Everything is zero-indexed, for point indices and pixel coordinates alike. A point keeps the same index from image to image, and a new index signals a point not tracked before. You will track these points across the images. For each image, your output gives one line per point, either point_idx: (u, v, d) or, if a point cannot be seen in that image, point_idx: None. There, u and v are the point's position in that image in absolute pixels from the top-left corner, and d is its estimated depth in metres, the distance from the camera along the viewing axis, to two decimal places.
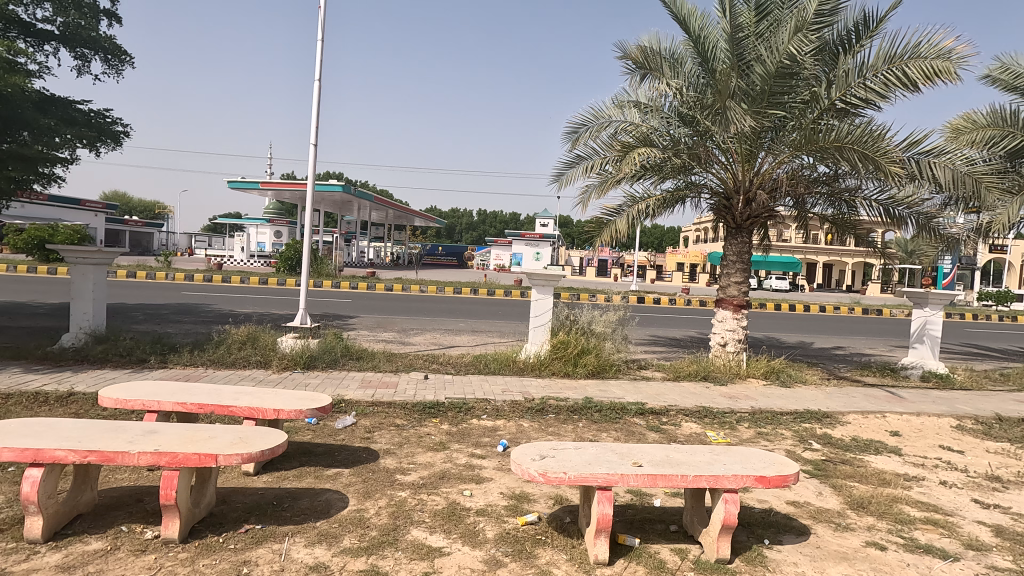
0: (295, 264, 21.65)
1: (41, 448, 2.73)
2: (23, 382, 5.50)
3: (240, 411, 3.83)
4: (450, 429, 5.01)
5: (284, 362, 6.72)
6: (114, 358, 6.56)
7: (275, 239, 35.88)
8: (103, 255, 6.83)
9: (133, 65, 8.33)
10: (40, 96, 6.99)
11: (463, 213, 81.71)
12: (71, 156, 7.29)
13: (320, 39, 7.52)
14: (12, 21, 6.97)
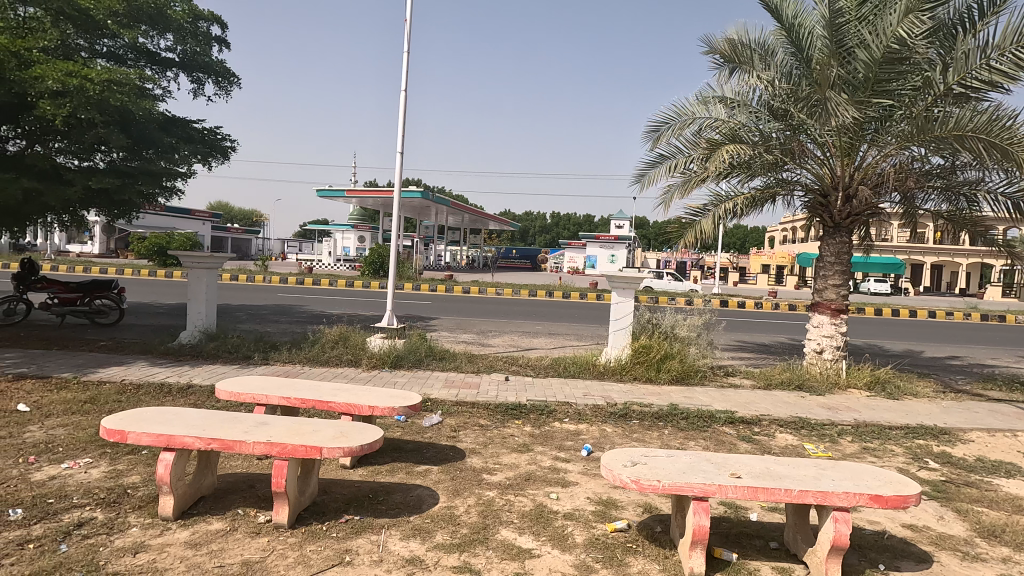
0: (378, 266, 22.75)
1: (173, 435, 3.03)
2: (150, 375, 6.13)
3: (338, 406, 4.06)
4: (533, 431, 5.03)
5: (372, 360, 7.06)
6: (224, 353, 7.16)
7: (358, 244, 37.84)
8: (214, 260, 7.46)
9: (240, 86, 9.08)
10: (164, 118, 7.76)
11: (537, 217, 82.18)
12: (189, 171, 8.01)
13: (406, 52, 7.87)
14: (142, 52, 7.80)
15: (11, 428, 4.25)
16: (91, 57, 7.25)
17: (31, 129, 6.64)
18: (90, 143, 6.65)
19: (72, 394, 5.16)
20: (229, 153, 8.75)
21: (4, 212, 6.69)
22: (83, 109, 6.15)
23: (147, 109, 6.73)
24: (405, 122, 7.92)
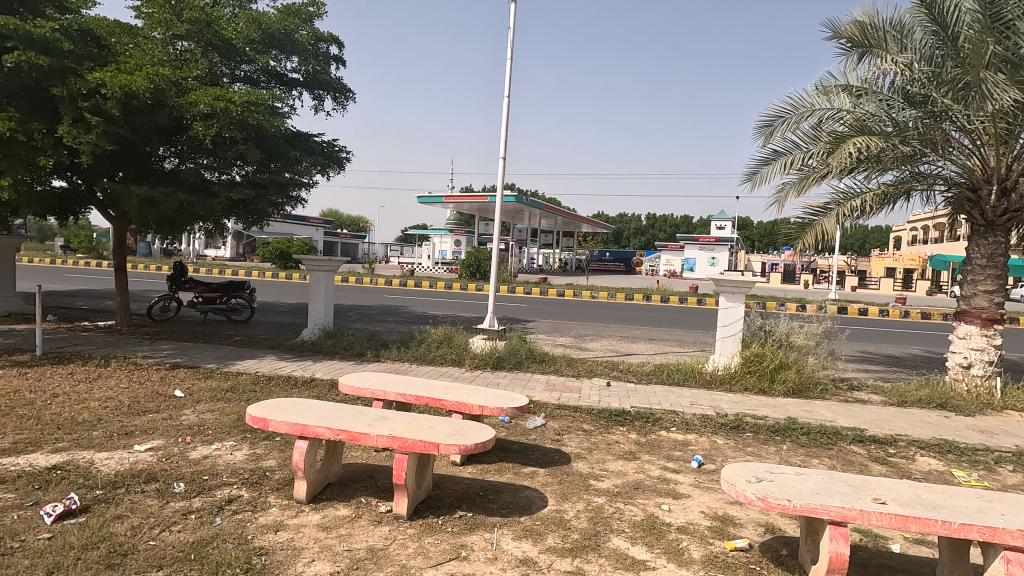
0: (475, 269, 23.38)
1: (307, 425, 3.28)
2: (279, 368, 6.73)
3: (449, 404, 4.20)
4: (639, 439, 4.90)
5: (475, 361, 7.25)
6: (340, 350, 7.69)
7: (455, 247, 39.14)
8: (331, 263, 8.05)
9: (355, 101, 9.73)
10: (291, 133, 8.51)
11: (632, 219, 80.37)
12: (311, 181, 8.72)
13: (509, 58, 8.03)
14: (273, 75, 8.61)
15: (171, 410, 4.84)
16: (232, 82, 8.11)
17: (185, 149, 7.53)
18: (231, 159, 7.41)
19: (216, 383, 5.79)
20: (345, 163, 9.42)
21: (163, 223, 7.61)
22: (227, 128, 6.88)
23: (279, 126, 7.41)
24: (507, 127, 8.07)
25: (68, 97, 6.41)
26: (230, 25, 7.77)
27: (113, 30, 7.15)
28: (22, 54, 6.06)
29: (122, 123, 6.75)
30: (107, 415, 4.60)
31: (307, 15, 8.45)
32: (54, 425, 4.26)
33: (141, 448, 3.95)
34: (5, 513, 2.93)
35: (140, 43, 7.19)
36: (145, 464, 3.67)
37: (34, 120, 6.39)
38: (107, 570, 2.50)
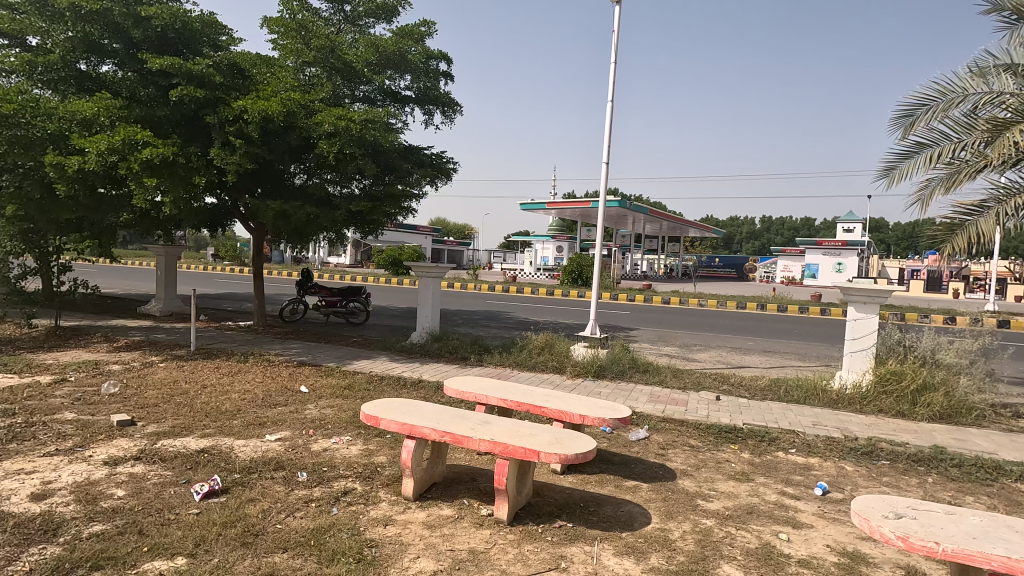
0: (577, 276, 23.28)
1: (414, 425, 3.43)
2: (389, 368, 7.13)
3: (550, 412, 4.19)
4: (752, 459, 4.56)
5: (576, 369, 7.18)
6: (446, 353, 7.99)
7: (557, 254, 39.22)
8: (438, 269, 8.43)
9: (462, 114, 10.11)
10: (403, 147, 9.02)
11: (745, 223, 75.64)
12: (421, 192, 9.17)
13: (613, 62, 7.92)
14: (388, 93, 9.19)
15: (297, 404, 5.31)
16: (352, 102, 8.78)
17: (312, 165, 8.26)
18: (351, 173, 8.00)
19: (336, 381, 6.26)
20: (452, 174, 9.84)
21: (293, 233, 8.39)
22: (348, 145, 7.42)
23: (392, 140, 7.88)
24: (610, 130, 7.94)
25: (218, 123, 7.31)
26: (351, 50, 8.43)
27: (254, 62, 8.03)
28: (184, 88, 7.02)
29: (261, 145, 7.55)
30: (245, 406, 5.15)
31: (419, 35, 8.94)
32: (204, 413, 4.84)
33: (272, 438, 4.36)
34: (164, 488, 3.37)
35: (276, 72, 8.01)
36: (275, 453, 4.04)
37: (192, 145, 7.34)
38: (242, 547, 2.78)
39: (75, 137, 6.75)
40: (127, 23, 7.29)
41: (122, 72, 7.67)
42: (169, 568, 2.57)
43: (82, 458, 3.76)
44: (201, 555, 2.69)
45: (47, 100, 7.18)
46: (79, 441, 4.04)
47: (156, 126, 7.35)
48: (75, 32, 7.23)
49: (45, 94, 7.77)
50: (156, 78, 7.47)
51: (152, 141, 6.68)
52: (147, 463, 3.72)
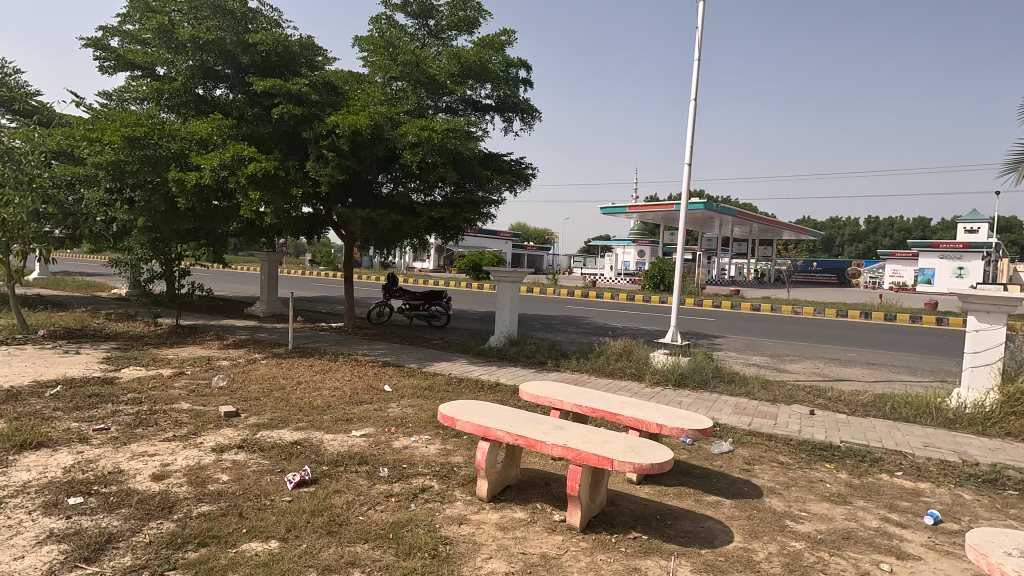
0: (658, 281, 22.63)
1: (489, 427, 3.49)
2: (468, 371, 7.29)
3: (626, 420, 4.10)
4: (851, 480, 4.20)
5: (656, 376, 6.98)
6: (523, 357, 8.05)
7: (638, 258, 38.33)
8: (516, 274, 8.53)
9: (541, 119, 10.16)
10: (483, 155, 9.21)
11: (847, 224, 70.00)
12: (500, 198, 9.32)
13: (696, 59, 7.66)
14: (469, 102, 9.45)
15: (381, 403, 5.57)
16: (436, 113, 9.11)
17: (398, 175, 8.64)
18: (433, 181, 8.29)
19: (417, 381, 6.50)
20: (530, 179, 9.94)
21: (380, 240, 8.82)
22: (430, 155, 7.68)
23: (473, 148, 8.08)
24: (693, 131, 7.67)
25: (314, 138, 7.85)
26: (435, 62, 8.75)
27: (347, 79, 8.56)
28: (284, 107, 7.63)
29: (351, 156, 8.03)
30: (334, 402, 5.48)
31: (499, 44, 9.12)
32: (298, 408, 5.21)
33: (358, 434, 4.60)
34: (261, 475, 3.66)
35: (366, 88, 8.49)
36: (359, 448, 4.27)
37: (290, 159, 7.95)
38: (327, 535, 2.96)
39: (194, 155, 7.53)
40: (238, 50, 8.05)
41: (233, 95, 8.47)
42: (264, 550, 2.79)
43: (194, 444, 4.16)
44: (292, 540, 2.89)
45: (172, 123, 8.08)
46: (192, 429, 4.49)
47: (261, 142, 8.03)
48: (195, 61, 8.09)
49: (170, 117, 8.74)
50: (261, 99, 8.16)
51: (257, 157, 7.30)
52: (248, 452, 4.05)
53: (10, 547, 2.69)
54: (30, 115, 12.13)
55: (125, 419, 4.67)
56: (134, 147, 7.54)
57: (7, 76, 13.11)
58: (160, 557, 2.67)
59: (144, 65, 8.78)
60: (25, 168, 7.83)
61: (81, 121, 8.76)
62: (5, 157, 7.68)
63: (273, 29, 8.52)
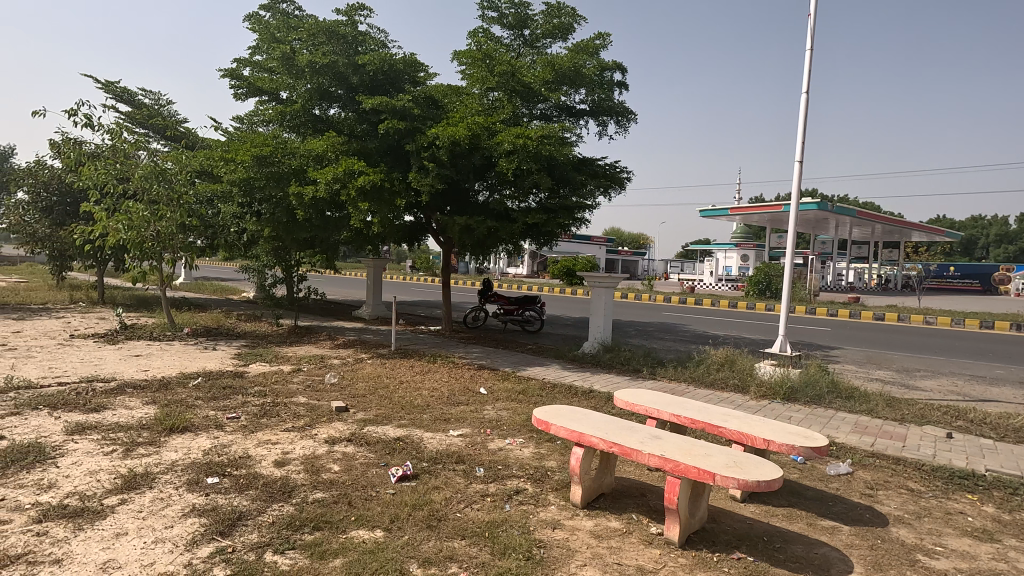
0: (764, 287, 21.27)
1: (583, 433, 3.47)
2: (561, 376, 7.29)
3: (729, 433, 3.89)
4: (999, 515, 3.67)
5: (761, 389, 6.54)
6: (618, 364, 7.89)
7: (741, 263, 36.26)
8: (610, 279, 8.41)
9: (637, 121, 9.97)
10: (577, 160, 9.21)
11: (992, 224, 61.50)
12: (594, 202, 9.27)
13: (808, 49, 7.14)
14: (564, 108, 9.51)
15: (477, 405, 5.72)
16: (530, 120, 9.28)
17: (494, 182, 8.87)
18: (528, 188, 8.42)
19: (511, 385, 6.60)
20: (625, 183, 9.82)
21: (476, 246, 9.09)
22: (525, 162, 7.80)
23: (566, 154, 8.11)
24: (805, 125, 7.14)
25: (416, 150, 8.28)
26: (529, 71, 8.90)
27: (446, 92, 8.93)
28: (390, 122, 8.12)
29: (450, 166, 8.36)
30: (433, 402, 5.71)
31: (594, 48, 9.08)
32: (400, 406, 5.49)
33: (455, 434, 4.76)
34: (368, 468, 3.90)
35: (464, 99, 8.82)
36: (457, 447, 4.41)
37: (395, 171, 8.43)
38: (427, 529, 3.09)
39: (311, 170, 8.22)
40: (349, 71, 8.70)
41: (344, 113, 9.15)
42: (370, 538, 2.97)
43: (310, 435, 4.53)
44: (395, 531, 3.05)
45: (292, 141, 8.88)
46: (308, 421, 4.89)
47: (368, 156, 8.62)
48: (313, 84, 8.84)
49: (291, 136, 9.62)
50: (369, 116, 8.74)
51: (365, 169, 7.81)
52: (355, 445, 4.34)
53: (162, 517, 3.08)
54: (179, 140, 13.89)
55: (252, 410, 5.18)
56: (261, 165, 8.39)
57: (162, 107, 15.11)
58: (281, 536, 2.93)
59: (270, 91, 9.74)
60: (175, 186, 8.99)
61: (219, 143, 9.90)
62: (160, 177, 8.87)
63: (380, 49, 9.10)
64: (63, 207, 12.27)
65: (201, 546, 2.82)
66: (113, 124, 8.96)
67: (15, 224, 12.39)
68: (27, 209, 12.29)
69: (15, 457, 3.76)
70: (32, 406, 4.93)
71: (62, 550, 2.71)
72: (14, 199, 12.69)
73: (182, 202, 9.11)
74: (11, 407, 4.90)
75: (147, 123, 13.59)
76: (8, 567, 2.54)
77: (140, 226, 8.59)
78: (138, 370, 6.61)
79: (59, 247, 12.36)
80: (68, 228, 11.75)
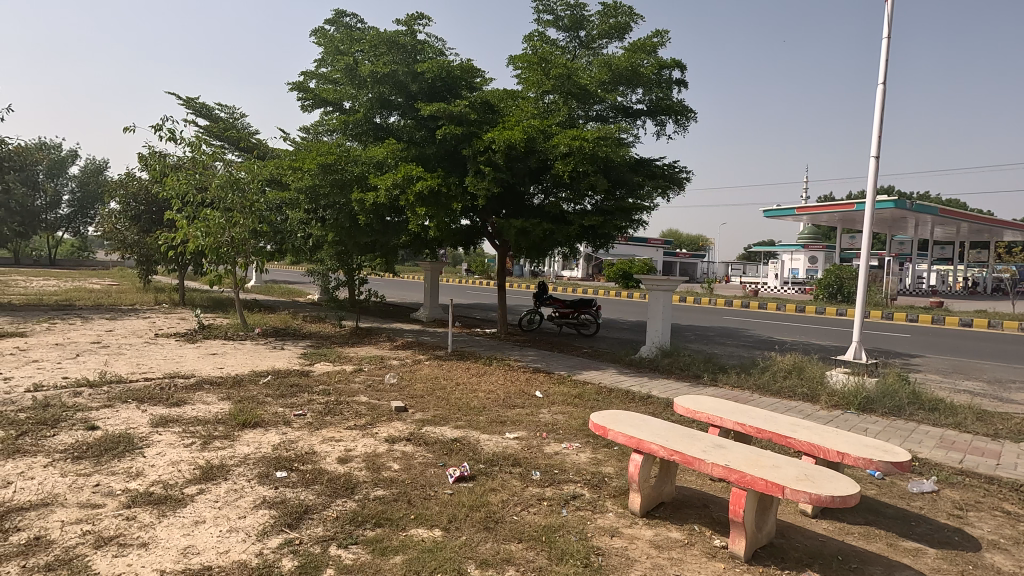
0: (835, 290, 20.13)
1: (642, 439, 3.39)
2: (618, 381, 7.16)
3: (799, 444, 3.70)
4: None
5: (833, 399, 6.18)
6: (676, 370, 7.68)
7: (809, 265, 34.53)
8: (669, 282, 8.20)
9: (696, 120, 9.71)
10: (634, 160, 9.10)
11: None
12: (651, 203, 9.12)
13: (886, 37, 6.72)
14: (620, 108, 9.39)
15: (533, 408, 5.71)
16: (586, 122, 9.24)
17: (550, 185, 8.88)
18: (584, 190, 8.38)
19: (567, 389, 6.55)
20: (684, 183, 9.61)
21: (532, 249, 9.11)
22: (582, 164, 7.77)
23: (623, 155, 8.02)
24: (882, 118, 6.71)
25: (473, 155, 8.40)
26: (585, 73, 8.84)
27: (502, 97, 9.00)
28: (448, 128, 8.27)
29: (506, 170, 8.41)
30: (489, 404, 5.75)
31: (652, 47, 8.90)
32: (456, 407, 5.56)
33: (511, 436, 4.77)
34: (426, 467, 3.97)
35: (520, 103, 8.85)
36: (513, 450, 4.42)
37: (452, 176, 8.59)
38: (485, 530, 3.10)
39: (372, 177, 8.48)
40: (408, 79, 8.95)
41: (404, 121, 9.40)
42: (429, 537, 3.02)
43: (371, 434, 4.66)
44: (453, 531, 3.09)
45: (355, 149, 9.20)
46: (369, 420, 5.03)
47: (427, 162, 8.81)
48: (374, 93, 9.14)
49: (354, 144, 9.97)
50: (427, 122, 8.95)
51: (423, 175, 7.99)
52: (414, 445, 4.43)
53: (236, 508, 3.25)
54: (251, 150, 14.70)
55: (317, 408, 5.40)
56: (326, 173, 8.74)
57: (236, 120, 16.04)
58: (345, 531, 3.02)
59: (334, 101, 10.14)
60: (248, 195, 9.52)
61: (287, 153, 10.38)
62: (234, 187, 9.43)
63: (438, 56, 9.28)
64: (149, 216, 13.25)
65: (270, 537, 2.96)
66: (193, 137, 9.60)
67: (108, 231, 13.50)
68: (118, 218, 13.35)
69: (108, 446, 4.08)
70: (122, 400, 5.33)
71: (147, 534, 2.91)
72: (108, 208, 13.82)
73: (254, 209, 9.65)
74: (104, 399, 5.33)
75: (223, 135, 14.46)
76: (103, 548, 2.75)
77: (216, 232, 9.15)
78: (214, 368, 7.02)
79: (146, 252, 13.35)
80: (153, 235, 12.69)
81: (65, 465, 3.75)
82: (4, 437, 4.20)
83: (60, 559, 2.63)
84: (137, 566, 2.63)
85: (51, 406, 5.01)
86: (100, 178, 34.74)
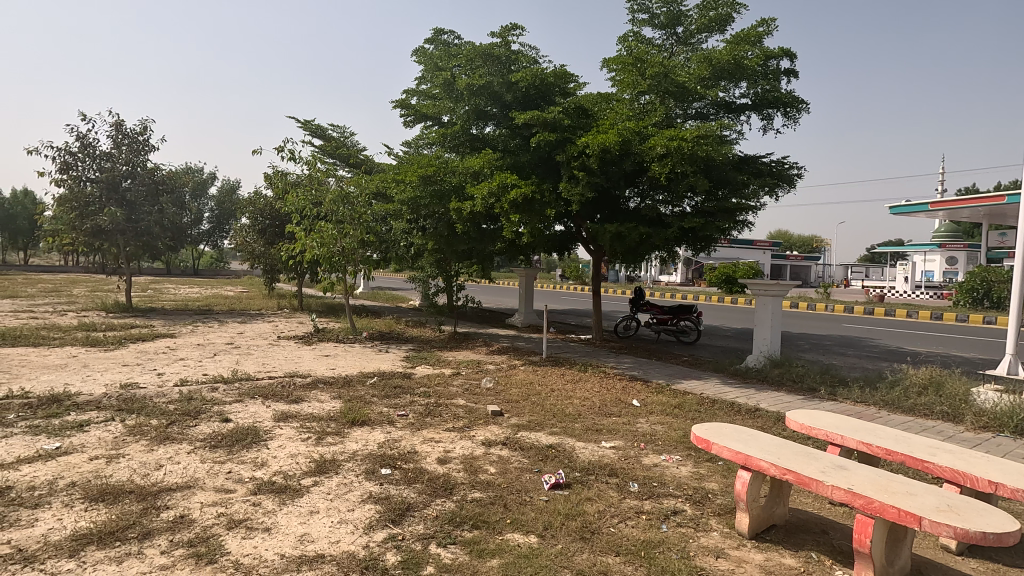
0: (981, 295, 17.67)
1: (749, 455, 3.17)
2: (722, 392, 6.77)
3: (938, 469, 3.26)
4: None
5: (981, 420, 5.39)
6: (788, 381, 7.11)
7: (947, 266, 30.66)
8: (779, 287, 7.63)
9: (809, 110, 9.00)
10: (738, 158, 8.62)
11: None
12: (758, 203, 8.58)
13: None
14: (722, 104, 8.96)
15: (630, 417, 5.55)
16: (685, 121, 8.91)
17: (646, 187, 8.67)
18: (683, 191, 8.04)
19: (666, 399, 6.29)
20: (795, 180, 8.96)
21: (628, 254, 8.88)
22: (680, 165, 7.46)
23: (726, 152, 7.59)
24: None
25: (566, 160, 8.37)
26: (684, 70, 8.51)
27: (596, 101, 8.91)
28: (542, 135, 8.32)
29: (601, 174, 8.28)
30: (584, 411, 5.67)
31: (756, 36, 8.41)
32: (551, 413, 5.55)
33: (607, 445, 4.67)
34: (522, 473, 3.99)
35: (614, 105, 8.71)
36: (610, 460, 4.32)
37: (546, 182, 8.64)
38: (580, 540, 3.06)
39: (469, 186, 8.74)
40: (503, 89, 9.16)
41: (499, 130, 9.60)
42: (525, 542, 3.02)
43: (468, 437, 4.78)
44: (548, 538, 3.07)
45: (453, 160, 9.56)
46: (466, 423, 5.17)
47: (521, 169, 8.91)
48: (471, 105, 9.43)
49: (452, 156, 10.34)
50: (521, 131, 9.08)
51: (518, 183, 8.09)
52: (510, 449, 4.48)
53: (345, 501, 3.47)
54: (359, 166, 15.75)
55: (418, 409, 5.63)
56: (426, 184, 9.18)
57: (347, 138, 17.31)
58: (444, 531, 3.11)
59: (433, 115, 10.63)
60: (357, 208, 10.20)
61: (391, 167, 10.99)
62: (344, 201, 10.13)
63: (532, 65, 9.40)
64: (273, 229, 14.64)
65: (376, 531, 3.12)
66: (310, 156, 10.48)
67: (240, 244, 15.09)
68: (248, 232, 14.87)
69: (238, 438, 4.53)
70: (250, 396, 5.91)
71: (270, 520, 3.18)
72: (239, 224, 15.46)
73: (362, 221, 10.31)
74: (236, 395, 5.95)
75: (335, 153, 15.64)
76: (233, 530, 3.05)
77: (329, 243, 9.95)
78: (327, 368, 7.57)
79: (270, 262, 14.73)
80: (277, 247, 14.00)
81: (204, 452, 4.22)
82: (157, 425, 4.81)
83: (199, 536, 2.96)
84: (262, 549, 2.88)
85: (193, 399, 5.66)
86: (234, 197, 38.97)
